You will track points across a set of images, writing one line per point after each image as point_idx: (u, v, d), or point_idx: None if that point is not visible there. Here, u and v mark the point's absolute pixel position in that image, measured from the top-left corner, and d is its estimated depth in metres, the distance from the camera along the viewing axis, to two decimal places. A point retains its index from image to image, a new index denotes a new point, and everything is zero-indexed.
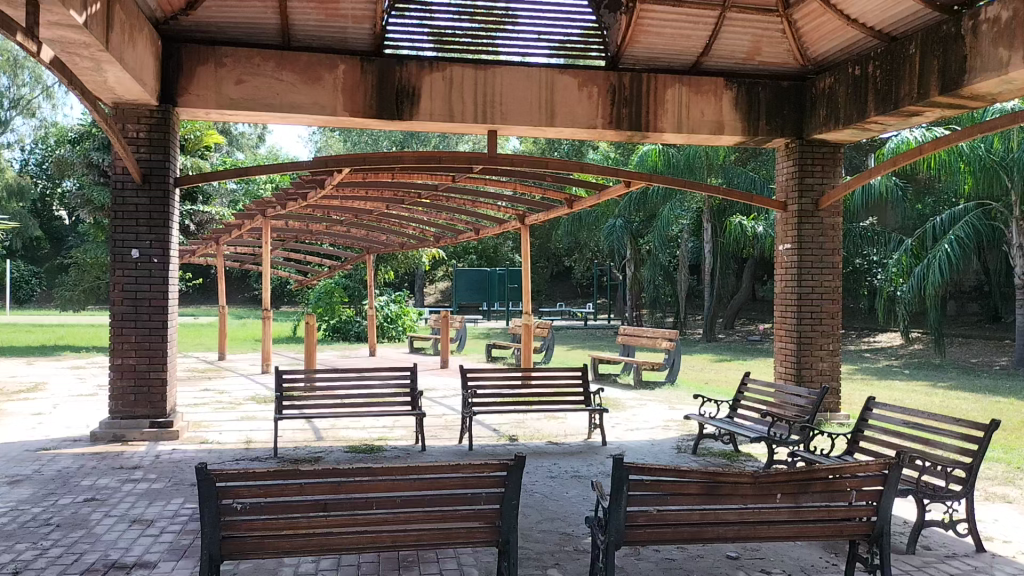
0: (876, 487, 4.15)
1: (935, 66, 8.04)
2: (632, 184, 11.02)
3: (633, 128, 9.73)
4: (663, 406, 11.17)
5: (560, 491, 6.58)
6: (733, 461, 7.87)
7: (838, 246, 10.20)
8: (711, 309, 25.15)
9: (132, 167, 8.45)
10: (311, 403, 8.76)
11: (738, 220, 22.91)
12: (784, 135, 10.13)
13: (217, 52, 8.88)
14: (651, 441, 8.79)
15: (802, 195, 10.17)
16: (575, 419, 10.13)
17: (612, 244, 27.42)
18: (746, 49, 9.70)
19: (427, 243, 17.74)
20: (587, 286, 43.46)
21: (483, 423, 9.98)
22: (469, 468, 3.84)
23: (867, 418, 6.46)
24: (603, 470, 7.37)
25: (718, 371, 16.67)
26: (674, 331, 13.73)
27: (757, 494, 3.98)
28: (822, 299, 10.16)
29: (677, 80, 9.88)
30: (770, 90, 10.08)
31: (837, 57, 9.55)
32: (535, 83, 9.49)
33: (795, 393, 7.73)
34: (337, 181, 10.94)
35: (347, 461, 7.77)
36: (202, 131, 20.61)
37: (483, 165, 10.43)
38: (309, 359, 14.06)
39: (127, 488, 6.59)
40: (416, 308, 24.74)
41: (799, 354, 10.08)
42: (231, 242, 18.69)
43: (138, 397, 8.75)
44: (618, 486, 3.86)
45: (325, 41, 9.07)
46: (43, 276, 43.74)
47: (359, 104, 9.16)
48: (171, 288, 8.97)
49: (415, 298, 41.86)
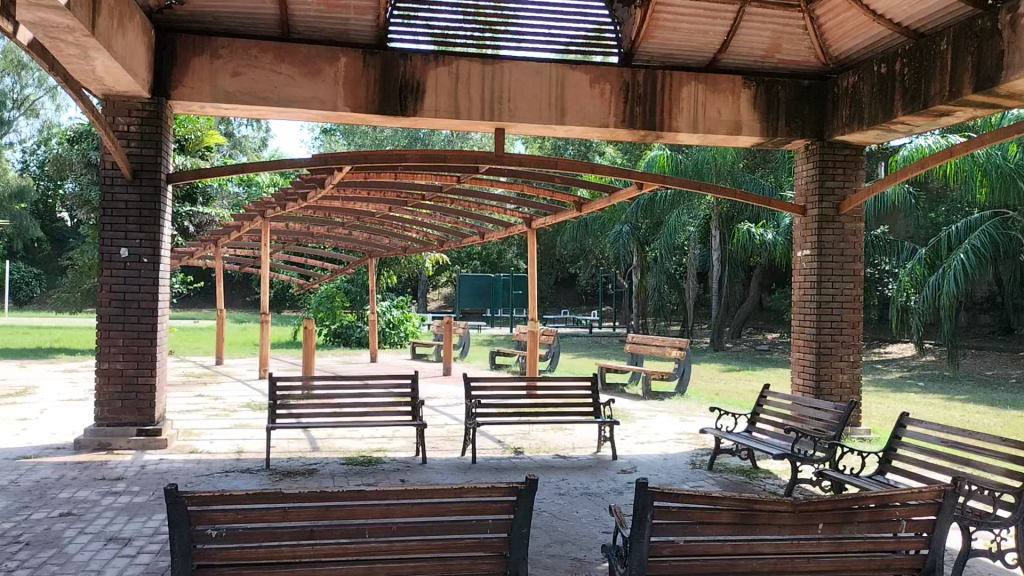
0: (928, 519, 3.73)
1: (969, 62, 7.61)
2: (644, 186, 10.56)
3: (647, 127, 9.31)
4: (674, 418, 10.73)
5: (570, 511, 6.14)
6: (751, 479, 7.42)
7: (860, 252, 9.77)
8: (719, 317, 24.70)
9: (120, 162, 8.05)
10: (307, 409, 8.34)
11: (747, 226, 22.49)
12: (804, 136, 9.71)
13: (213, 43, 8.49)
14: (663, 455, 8.35)
15: (822, 200, 9.73)
16: (583, 431, 9.71)
17: (617, 251, 27.03)
18: (765, 46, 9.32)
19: (430, 246, 17.37)
20: (592, 293, 43.09)
21: (487, 434, 9.56)
22: (475, 492, 3.44)
23: (901, 437, 6.07)
24: (615, 487, 6.94)
25: (729, 381, 16.19)
26: (684, 339, 13.28)
27: (797, 525, 3.54)
28: (843, 308, 9.71)
29: (693, 78, 9.46)
30: (790, 90, 9.66)
31: (860, 55, 9.17)
32: (545, 79, 9.08)
33: (817, 407, 7.29)
34: (338, 180, 10.51)
35: (344, 474, 7.33)
36: (203, 131, 20.25)
37: (489, 165, 9.99)
38: (309, 366, 13.51)
39: (106, 502, 6.15)
40: (419, 314, 24.27)
41: (818, 365, 9.64)
42: (230, 244, 18.28)
43: (125, 403, 8.33)
44: (640, 514, 3.44)
45: (326, 33, 8.69)
46: (44, 278, 43.52)
47: (360, 98, 8.75)
48: (161, 290, 8.55)
49: (417, 304, 41.46)
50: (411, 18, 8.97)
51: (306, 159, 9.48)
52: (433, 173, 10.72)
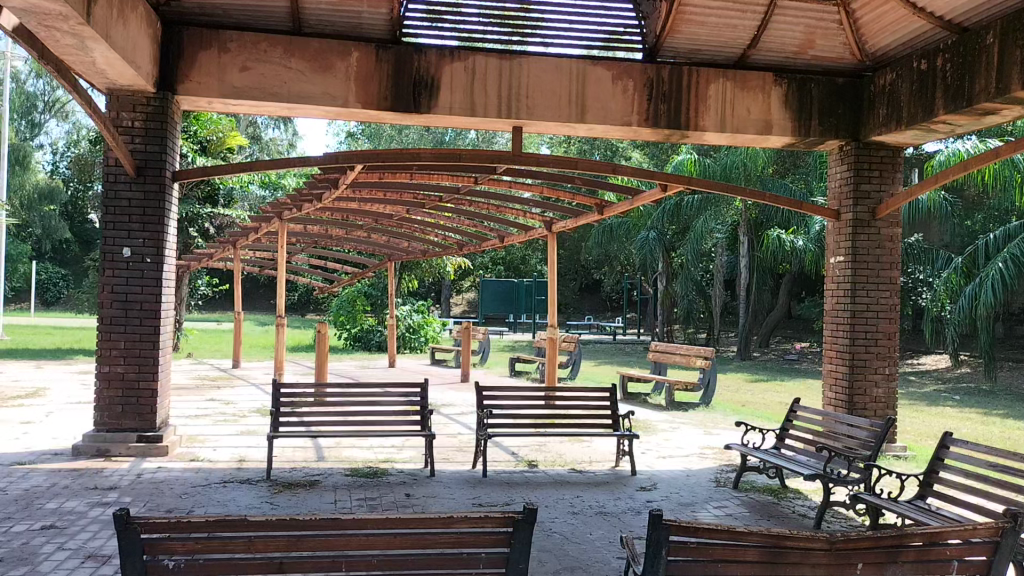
0: (983, 558, 3.26)
1: (1018, 56, 7.10)
2: (669, 187, 10.10)
3: (672, 126, 8.88)
4: (698, 432, 10.25)
5: (583, 532, 5.74)
6: (780, 499, 6.94)
7: (897, 259, 9.26)
8: (747, 326, 24.10)
9: (124, 159, 7.76)
10: (316, 416, 8.00)
11: (776, 233, 21.90)
12: (838, 136, 9.23)
13: (221, 36, 8.18)
14: (685, 472, 7.89)
15: (857, 203, 9.25)
16: (602, 444, 9.28)
17: (643, 257, 26.53)
18: (797, 42, 8.86)
19: (450, 249, 17.00)
20: (618, 300, 42.52)
21: (501, 446, 9.15)
22: (463, 522, 3.03)
23: (944, 458, 5.60)
24: (632, 507, 6.51)
25: (757, 393, 15.64)
26: (709, 348, 12.78)
27: (834, 565, 3.09)
28: (877, 317, 9.21)
29: (721, 75, 9.01)
30: (824, 88, 9.18)
31: (898, 52, 8.70)
32: (565, 76, 8.69)
33: (852, 423, 6.83)
34: (351, 180, 10.17)
35: (347, 487, 6.95)
36: (225, 132, 19.99)
37: (507, 165, 9.59)
38: (321, 371, 13.18)
39: (93, 514, 5.83)
40: (440, 319, 23.94)
41: (851, 379, 9.14)
42: (249, 246, 18.00)
43: (125, 408, 8.04)
44: (655, 550, 3.01)
45: (338, 27, 8.36)
46: (73, 279, 43.84)
47: (371, 94, 8.40)
48: (164, 291, 8.24)
49: (440, 309, 41.13)
50: (430, 17, 8.64)
51: (318, 157, 9.15)
52: (449, 174, 10.35)
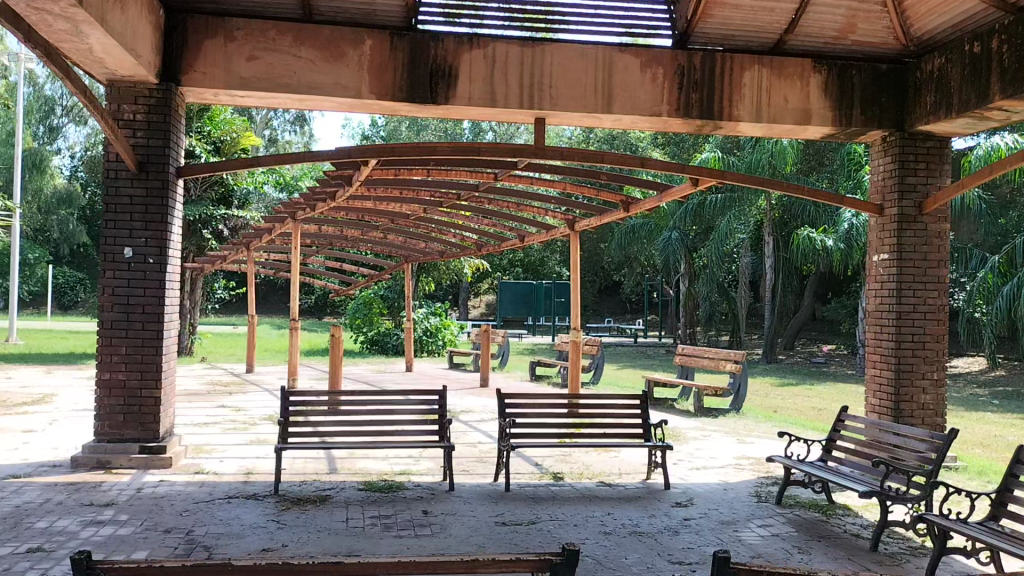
0: None
1: None
2: (700, 182, 9.55)
3: (704, 115, 8.35)
4: (731, 441, 9.67)
5: (616, 556, 5.23)
6: (828, 516, 6.41)
7: (945, 256, 8.69)
8: (772, 328, 23.47)
9: (124, 153, 7.34)
10: (326, 424, 7.52)
11: (806, 232, 21.14)
12: (882, 126, 8.66)
13: (228, 24, 7.74)
14: (722, 485, 7.37)
15: (902, 197, 8.68)
16: (631, 455, 8.76)
17: (665, 259, 25.98)
18: (838, 25, 8.31)
19: (467, 250, 16.53)
20: (637, 301, 41.92)
21: (523, 456, 8.65)
22: (488, 566, 2.52)
23: (1019, 476, 5.04)
24: (669, 525, 5.99)
25: (786, 398, 15.05)
26: (739, 351, 12.21)
27: None
28: (925, 319, 8.64)
29: (757, 61, 8.49)
30: (866, 75, 8.63)
31: (946, 35, 8.13)
32: (591, 63, 8.19)
33: (905, 432, 6.26)
34: (365, 177, 9.70)
35: (360, 503, 6.47)
36: (239, 132, 19.53)
37: (527, 160, 9.07)
38: (334, 376, 12.64)
39: (85, 535, 5.38)
40: (458, 322, 23.51)
41: (897, 384, 8.57)
42: (262, 248, 17.57)
43: (127, 417, 7.61)
44: None
45: (350, 13, 7.89)
46: (88, 283, 43.75)
47: (385, 84, 7.92)
48: (168, 294, 7.82)
49: (458, 312, 40.78)
50: (448, 16, 8.16)
51: (330, 152, 8.66)
52: (469, 170, 9.82)
